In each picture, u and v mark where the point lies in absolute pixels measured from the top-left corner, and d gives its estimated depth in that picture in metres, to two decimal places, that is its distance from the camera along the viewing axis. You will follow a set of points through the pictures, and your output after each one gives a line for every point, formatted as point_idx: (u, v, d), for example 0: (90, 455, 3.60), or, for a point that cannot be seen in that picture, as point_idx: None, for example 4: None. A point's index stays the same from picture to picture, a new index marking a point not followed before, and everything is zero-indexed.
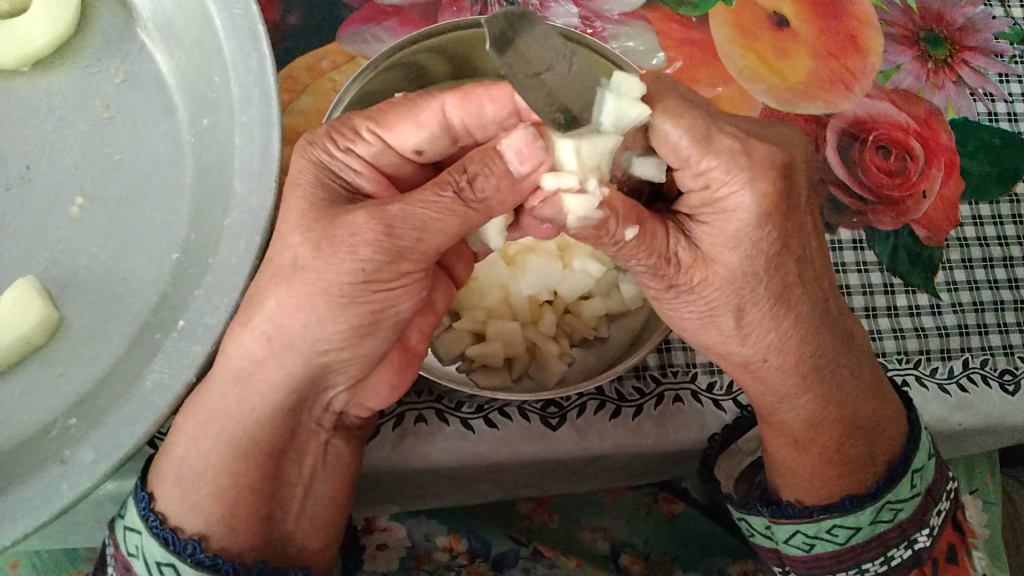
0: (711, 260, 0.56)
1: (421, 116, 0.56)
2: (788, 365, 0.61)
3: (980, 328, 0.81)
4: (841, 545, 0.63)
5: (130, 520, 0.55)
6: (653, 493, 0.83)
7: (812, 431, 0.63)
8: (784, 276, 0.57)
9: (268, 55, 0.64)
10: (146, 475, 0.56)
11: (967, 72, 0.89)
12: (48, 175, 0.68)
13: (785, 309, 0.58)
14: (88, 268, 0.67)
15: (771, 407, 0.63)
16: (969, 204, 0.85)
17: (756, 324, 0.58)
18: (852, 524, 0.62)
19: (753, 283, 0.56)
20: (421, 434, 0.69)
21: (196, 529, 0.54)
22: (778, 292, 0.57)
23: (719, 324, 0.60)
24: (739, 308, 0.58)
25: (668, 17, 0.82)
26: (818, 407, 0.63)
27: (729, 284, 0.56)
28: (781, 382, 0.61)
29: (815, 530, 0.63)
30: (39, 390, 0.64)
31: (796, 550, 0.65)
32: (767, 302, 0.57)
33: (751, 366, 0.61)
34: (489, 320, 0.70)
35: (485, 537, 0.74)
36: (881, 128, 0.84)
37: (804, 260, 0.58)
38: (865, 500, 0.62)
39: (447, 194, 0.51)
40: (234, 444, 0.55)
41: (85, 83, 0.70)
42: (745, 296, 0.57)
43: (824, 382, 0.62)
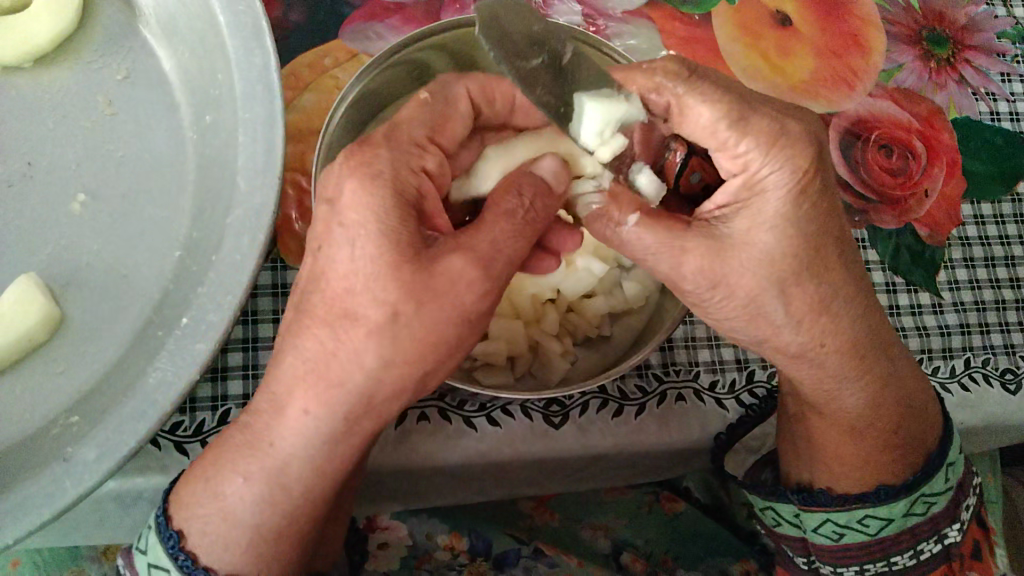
0: (750, 244, 0.54)
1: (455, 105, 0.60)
2: (845, 349, 0.60)
3: (982, 327, 0.81)
4: (871, 536, 0.64)
5: (156, 557, 0.55)
6: (654, 492, 0.83)
7: (865, 418, 0.64)
8: (832, 253, 0.56)
9: (272, 51, 0.64)
10: (168, 506, 0.55)
11: (969, 71, 0.89)
12: (50, 172, 0.68)
13: (841, 294, 0.58)
14: (91, 265, 0.66)
15: (827, 393, 0.63)
16: (971, 204, 0.85)
17: (813, 305, 0.57)
18: (885, 515, 0.63)
19: (792, 264, 0.55)
20: (424, 432, 0.69)
21: (228, 569, 0.54)
22: (830, 270, 0.56)
23: (766, 315, 0.57)
24: (788, 290, 0.56)
25: (670, 14, 0.83)
26: (868, 392, 0.63)
27: (781, 264, 0.55)
28: (836, 368, 0.61)
29: (847, 519, 0.64)
30: (40, 386, 0.63)
31: (824, 539, 0.66)
32: (813, 283, 0.56)
33: (808, 353, 0.60)
34: (492, 319, 0.69)
35: (486, 536, 0.74)
36: (883, 127, 0.84)
37: (838, 249, 0.57)
38: (899, 492, 0.63)
39: (516, 215, 0.52)
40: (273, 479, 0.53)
41: (87, 79, 0.70)
42: (797, 278, 0.56)
43: (876, 366, 0.62)
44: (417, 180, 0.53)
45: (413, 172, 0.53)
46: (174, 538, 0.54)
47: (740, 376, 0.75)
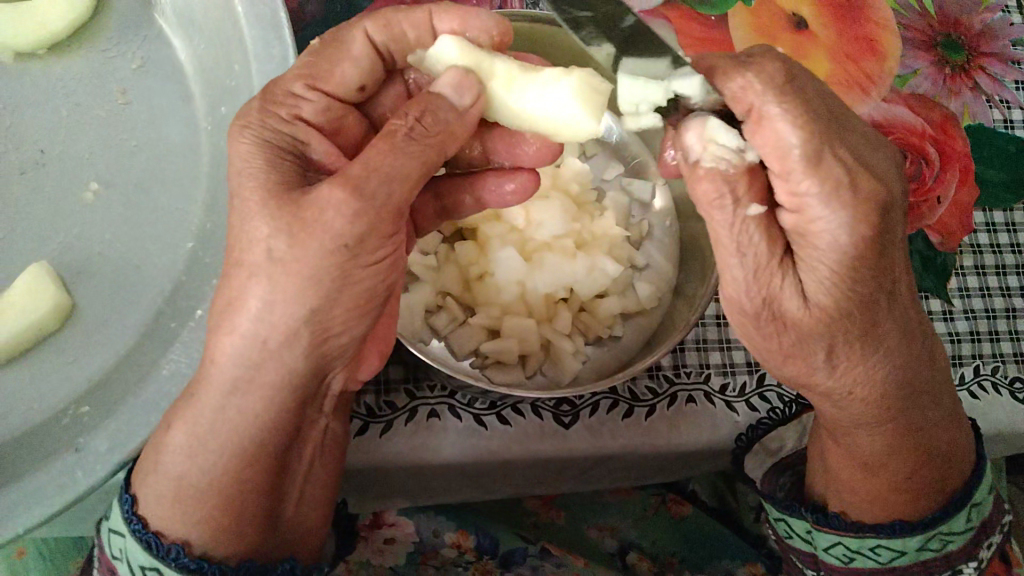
0: (806, 299, 0.50)
1: (352, 50, 0.55)
2: (873, 396, 0.57)
3: (992, 335, 0.81)
4: (882, 565, 0.62)
5: (114, 522, 0.53)
6: (661, 495, 0.83)
7: (884, 455, 0.61)
8: (874, 312, 0.51)
9: (290, 43, 0.64)
10: (130, 476, 0.54)
11: (984, 79, 0.89)
12: (62, 160, 0.67)
13: (876, 349, 0.53)
14: (103, 255, 0.66)
15: (845, 427, 0.61)
16: (982, 211, 0.85)
17: (846, 358, 0.53)
18: (898, 548, 0.61)
19: (844, 323, 0.51)
20: (433, 429, 0.68)
21: (180, 533, 0.51)
22: (868, 330, 0.52)
23: (806, 357, 0.53)
24: (828, 347, 0.52)
25: (686, 15, 0.83)
26: (893, 434, 0.60)
27: (831, 321, 0.50)
28: (862, 411, 0.58)
29: (858, 546, 0.62)
30: (49, 376, 0.63)
31: (834, 560, 0.64)
32: (861, 335, 0.52)
33: (833, 396, 0.56)
34: (504, 317, 0.69)
35: (494, 536, 0.73)
36: (898, 133, 0.83)
37: (878, 305, 0.52)
38: (916, 528, 0.61)
39: (399, 136, 0.48)
40: (232, 452, 0.51)
41: (102, 67, 0.69)
42: (836, 336, 0.51)
43: (904, 412, 0.59)
44: (293, 128, 0.52)
45: (283, 120, 0.52)
46: (129, 501, 0.52)
47: (751, 379, 0.74)
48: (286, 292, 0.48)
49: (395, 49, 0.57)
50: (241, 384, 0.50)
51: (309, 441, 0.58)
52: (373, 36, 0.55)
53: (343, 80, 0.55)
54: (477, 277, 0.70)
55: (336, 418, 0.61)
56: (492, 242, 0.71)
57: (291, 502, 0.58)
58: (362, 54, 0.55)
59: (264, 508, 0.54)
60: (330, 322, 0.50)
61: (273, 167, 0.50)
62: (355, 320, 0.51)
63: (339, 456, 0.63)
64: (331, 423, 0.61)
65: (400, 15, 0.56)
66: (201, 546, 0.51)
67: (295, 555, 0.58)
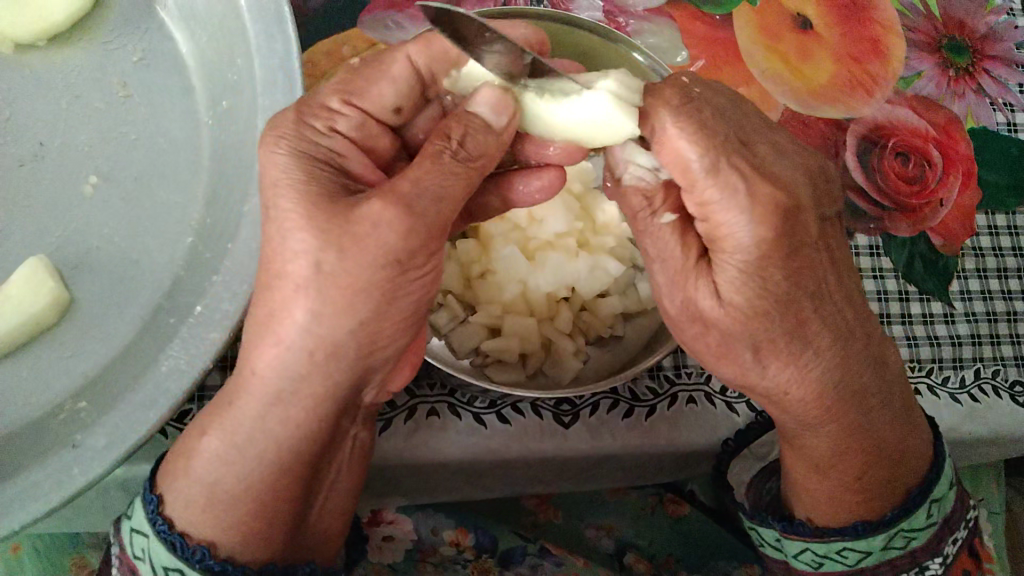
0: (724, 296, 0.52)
1: (390, 68, 0.55)
2: (812, 398, 0.56)
3: (993, 338, 0.81)
4: (849, 566, 0.63)
5: (138, 522, 0.52)
6: (658, 494, 0.82)
7: (834, 459, 0.60)
8: (797, 309, 0.53)
9: (293, 37, 0.63)
10: (155, 476, 0.54)
11: (988, 81, 0.88)
12: (61, 153, 0.67)
13: (805, 346, 0.54)
14: (102, 250, 0.66)
15: (794, 431, 0.60)
16: (985, 214, 0.85)
17: (776, 355, 0.54)
18: (863, 549, 0.62)
19: (765, 323, 0.52)
20: (434, 427, 0.68)
21: (206, 535, 0.51)
22: (791, 327, 0.53)
23: (734, 358, 0.54)
24: (756, 346, 0.53)
25: (693, 14, 0.82)
26: (840, 437, 0.59)
27: (748, 325, 0.52)
28: (804, 413, 0.57)
29: (825, 550, 0.63)
30: (46, 371, 0.63)
31: (805, 565, 0.65)
32: (784, 338, 0.53)
33: (773, 397, 0.57)
34: (505, 315, 0.69)
35: (492, 532, 0.74)
36: (901, 135, 0.83)
37: (802, 302, 0.53)
38: (879, 527, 0.61)
39: (444, 158, 0.48)
40: (268, 459, 0.51)
41: (102, 60, 0.69)
42: (760, 335, 0.53)
43: (848, 415, 0.58)
44: (330, 141, 0.52)
45: (321, 133, 0.52)
46: (155, 503, 0.52)
47: None
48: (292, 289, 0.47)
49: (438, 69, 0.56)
50: (283, 396, 0.50)
51: (342, 445, 0.58)
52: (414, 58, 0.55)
53: (381, 96, 0.55)
54: (478, 275, 0.70)
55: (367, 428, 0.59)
56: (495, 242, 0.71)
57: (314, 510, 0.58)
58: (402, 74, 0.55)
59: (292, 514, 0.54)
60: (377, 337, 0.50)
61: (278, 165, 0.50)
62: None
63: (362, 470, 0.61)
64: (360, 434, 0.59)
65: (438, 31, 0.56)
66: (227, 549, 0.51)
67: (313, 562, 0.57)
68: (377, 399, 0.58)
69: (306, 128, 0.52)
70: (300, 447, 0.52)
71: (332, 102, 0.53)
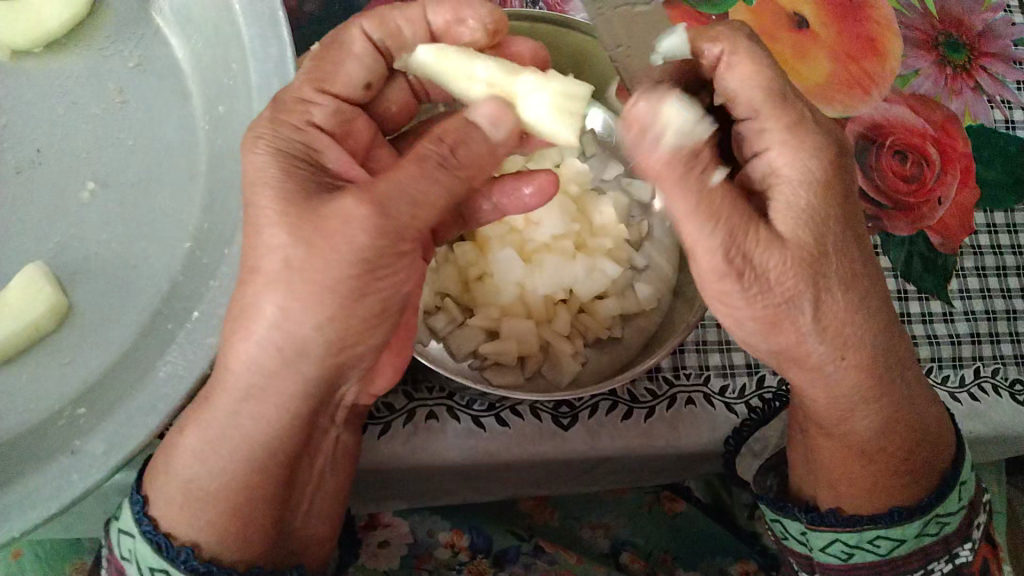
0: (782, 242, 0.51)
1: (354, 48, 0.56)
2: (863, 369, 0.57)
3: (993, 336, 0.81)
4: (882, 556, 0.62)
5: (125, 522, 0.53)
6: (655, 492, 0.82)
7: (881, 439, 0.61)
8: (849, 261, 0.54)
9: (288, 42, 0.63)
10: (142, 479, 0.54)
11: (985, 79, 0.88)
12: (58, 159, 0.67)
13: (857, 303, 0.55)
14: (100, 255, 0.66)
15: (839, 415, 0.60)
16: (983, 212, 0.85)
17: (832, 315, 0.54)
18: (897, 536, 0.61)
19: (822, 268, 0.53)
20: (432, 430, 0.68)
21: (190, 537, 0.51)
22: (846, 279, 0.54)
23: (795, 321, 0.54)
24: (816, 295, 0.53)
25: (687, 14, 0.82)
26: (884, 416, 0.60)
27: (806, 274, 0.52)
28: (852, 388, 0.58)
29: (857, 540, 0.62)
30: (44, 377, 0.63)
31: (833, 558, 0.64)
32: (841, 292, 0.54)
33: (824, 368, 0.57)
34: (503, 318, 0.69)
35: (488, 533, 0.74)
36: (898, 133, 0.83)
37: (853, 257, 0.54)
38: (914, 513, 0.61)
39: (430, 165, 0.49)
40: (246, 458, 0.51)
41: (98, 65, 0.69)
42: (820, 281, 0.53)
43: (893, 390, 0.59)
44: (306, 136, 0.52)
45: (294, 125, 0.52)
46: (141, 503, 0.52)
47: (751, 381, 0.74)
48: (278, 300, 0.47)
49: (392, 45, 0.57)
50: (254, 392, 0.50)
51: (322, 449, 0.58)
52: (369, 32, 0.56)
53: (350, 80, 0.56)
54: (476, 278, 0.70)
55: (349, 429, 0.61)
56: (491, 244, 0.71)
57: (299, 521, 0.59)
58: (363, 50, 0.56)
59: (274, 515, 0.55)
60: (347, 335, 0.49)
61: (271, 173, 0.50)
62: (369, 329, 0.51)
63: (349, 469, 0.63)
64: (342, 435, 0.60)
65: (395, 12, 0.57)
66: (210, 550, 0.52)
67: (301, 564, 0.58)
68: (359, 399, 0.59)
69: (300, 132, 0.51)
70: (280, 447, 0.52)
71: (307, 90, 0.54)
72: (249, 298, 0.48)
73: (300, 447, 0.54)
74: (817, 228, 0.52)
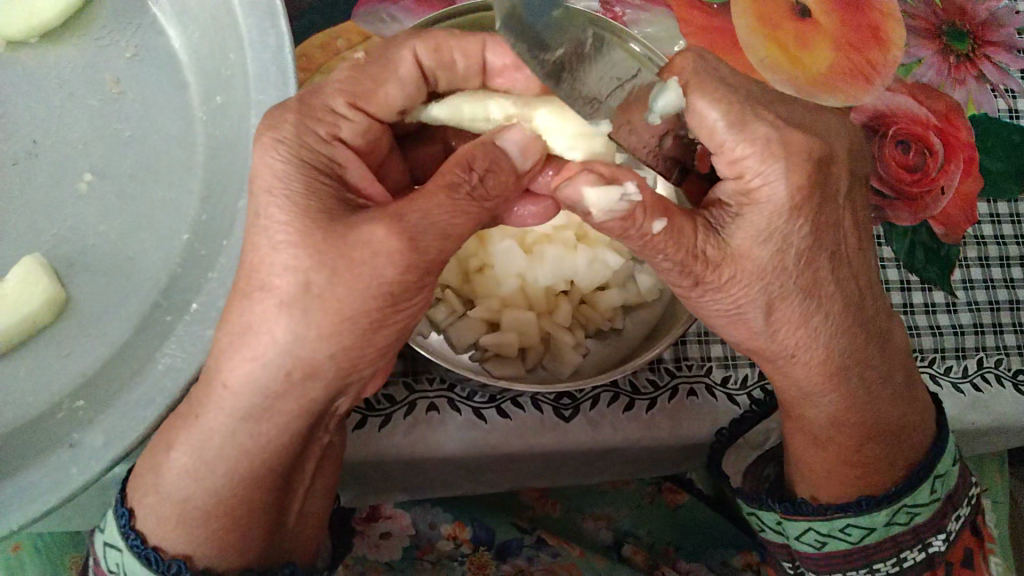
0: (739, 256, 0.53)
1: (399, 71, 0.56)
2: (818, 363, 0.59)
3: (996, 327, 0.80)
4: (853, 545, 0.63)
5: (109, 536, 0.54)
6: (657, 484, 0.82)
7: (833, 429, 0.62)
8: (815, 268, 0.55)
9: (286, 32, 0.63)
10: (125, 489, 0.54)
11: (989, 67, 0.88)
12: (55, 151, 0.66)
13: (817, 306, 0.56)
14: (98, 248, 0.65)
15: (795, 403, 0.62)
16: (986, 202, 0.84)
17: (786, 320, 0.56)
18: (867, 525, 0.62)
19: (782, 278, 0.54)
20: (432, 423, 0.68)
21: (179, 549, 0.52)
22: (807, 284, 0.55)
23: (745, 321, 0.56)
24: (769, 304, 0.55)
25: (689, 3, 0.82)
26: (845, 407, 0.61)
27: (759, 280, 0.54)
28: (805, 379, 0.60)
29: (828, 529, 0.63)
30: (43, 370, 0.62)
31: (807, 547, 0.65)
32: (797, 296, 0.55)
33: (779, 362, 0.59)
34: (504, 310, 0.68)
35: (490, 526, 0.74)
36: (902, 123, 0.82)
37: (818, 262, 0.55)
38: (881, 502, 0.62)
39: (460, 195, 0.48)
40: (236, 472, 0.51)
41: (94, 56, 0.68)
42: (774, 290, 0.54)
43: (853, 383, 0.60)
44: (331, 149, 0.52)
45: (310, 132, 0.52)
46: (126, 517, 0.53)
47: (753, 372, 0.73)
48: (269, 299, 0.47)
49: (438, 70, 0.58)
50: (255, 413, 0.49)
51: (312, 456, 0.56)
52: (421, 57, 0.56)
53: (387, 100, 0.56)
54: (476, 269, 0.69)
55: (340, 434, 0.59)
56: (493, 233, 0.69)
57: (293, 511, 0.58)
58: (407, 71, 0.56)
59: (268, 518, 0.55)
60: (356, 363, 0.49)
61: (268, 169, 0.49)
62: (382, 356, 0.50)
63: (337, 467, 0.61)
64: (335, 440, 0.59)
65: (452, 43, 0.57)
66: (201, 561, 0.53)
67: (291, 559, 0.58)
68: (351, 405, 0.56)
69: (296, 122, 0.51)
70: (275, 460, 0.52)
71: (335, 103, 0.53)
72: (247, 291, 0.48)
73: (295, 456, 0.53)
74: (785, 230, 0.52)
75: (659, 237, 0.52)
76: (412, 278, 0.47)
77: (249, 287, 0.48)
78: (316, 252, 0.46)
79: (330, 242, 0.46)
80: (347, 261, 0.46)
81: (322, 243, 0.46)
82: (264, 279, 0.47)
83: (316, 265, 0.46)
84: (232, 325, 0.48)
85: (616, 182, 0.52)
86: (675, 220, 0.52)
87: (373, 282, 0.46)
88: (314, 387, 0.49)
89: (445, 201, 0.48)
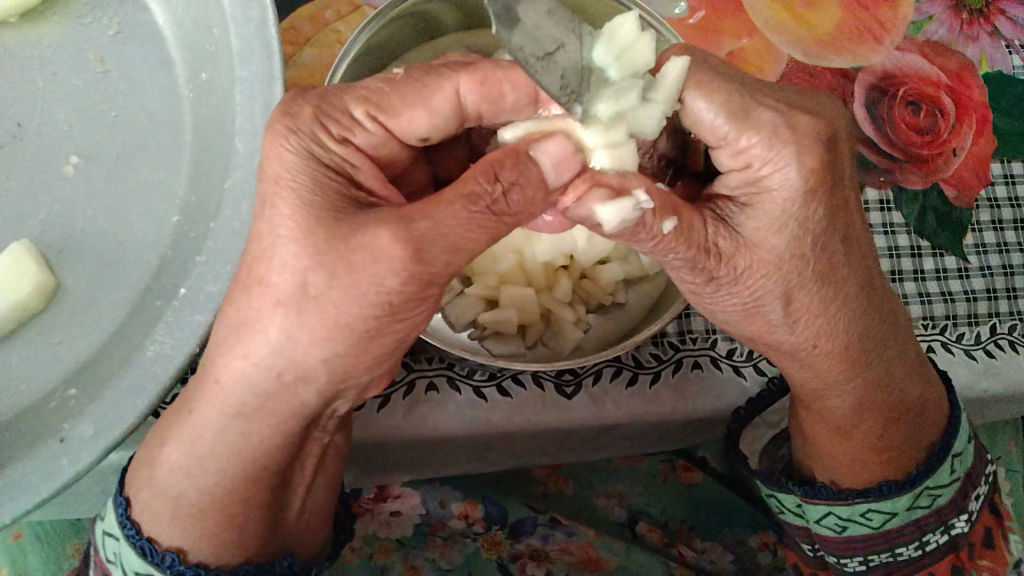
0: (754, 246, 0.52)
1: (431, 98, 0.51)
2: (838, 351, 0.58)
3: (1010, 292, 0.78)
4: (874, 529, 0.63)
5: (110, 525, 0.55)
6: (670, 461, 0.81)
7: (857, 419, 0.61)
8: (837, 248, 0.54)
9: (269, 4, 0.60)
10: (123, 478, 0.55)
11: (1003, 22, 0.84)
12: (39, 133, 0.65)
13: (836, 292, 0.55)
14: (85, 232, 0.64)
15: (814, 393, 0.61)
16: (1000, 162, 0.82)
17: (805, 308, 0.55)
18: (888, 509, 0.62)
19: (799, 267, 0.53)
20: (432, 402, 0.66)
21: (173, 541, 0.53)
22: (834, 261, 0.54)
23: (765, 313, 0.55)
24: (788, 293, 0.54)
25: None
26: (865, 394, 0.61)
27: (776, 271, 0.53)
28: (826, 370, 0.59)
29: (849, 513, 0.63)
30: (35, 356, 0.62)
31: (827, 530, 0.65)
32: (815, 285, 0.54)
33: (798, 353, 0.58)
34: (502, 286, 0.67)
35: (500, 502, 0.73)
36: (912, 83, 0.79)
37: (836, 246, 0.54)
38: (903, 487, 0.61)
39: (473, 201, 0.45)
40: (233, 471, 0.52)
41: (76, 34, 0.67)
42: (791, 279, 0.53)
43: (873, 368, 0.59)
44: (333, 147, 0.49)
45: (308, 125, 0.49)
46: (123, 505, 0.53)
47: None
48: (267, 304, 0.46)
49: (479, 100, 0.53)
50: (247, 409, 0.49)
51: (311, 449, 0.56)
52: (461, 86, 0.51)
53: (410, 124, 0.51)
54: None
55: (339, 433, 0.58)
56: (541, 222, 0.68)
57: (294, 511, 0.59)
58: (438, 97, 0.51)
59: (267, 515, 0.56)
60: (353, 370, 0.48)
61: (261, 154, 0.48)
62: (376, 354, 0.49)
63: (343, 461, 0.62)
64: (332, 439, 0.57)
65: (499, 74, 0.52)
66: (197, 556, 0.53)
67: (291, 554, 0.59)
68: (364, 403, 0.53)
69: (283, 107, 0.49)
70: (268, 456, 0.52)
71: (356, 111, 0.50)
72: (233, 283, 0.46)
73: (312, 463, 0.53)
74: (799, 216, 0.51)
75: (669, 236, 0.50)
76: (419, 280, 0.45)
77: (252, 289, 0.47)
78: (320, 254, 0.45)
79: (326, 234, 0.45)
80: (347, 264, 0.44)
81: (308, 234, 0.45)
82: (264, 274, 0.46)
83: (315, 264, 0.44)
84: (231, 321, 0.48)
85: (626, 192, 0.49)
86: (684, 216, 0.51)
87: (372, 290, 0.44)
88: (306, 390, 0.48)
89: (454, 203, 0.45)
